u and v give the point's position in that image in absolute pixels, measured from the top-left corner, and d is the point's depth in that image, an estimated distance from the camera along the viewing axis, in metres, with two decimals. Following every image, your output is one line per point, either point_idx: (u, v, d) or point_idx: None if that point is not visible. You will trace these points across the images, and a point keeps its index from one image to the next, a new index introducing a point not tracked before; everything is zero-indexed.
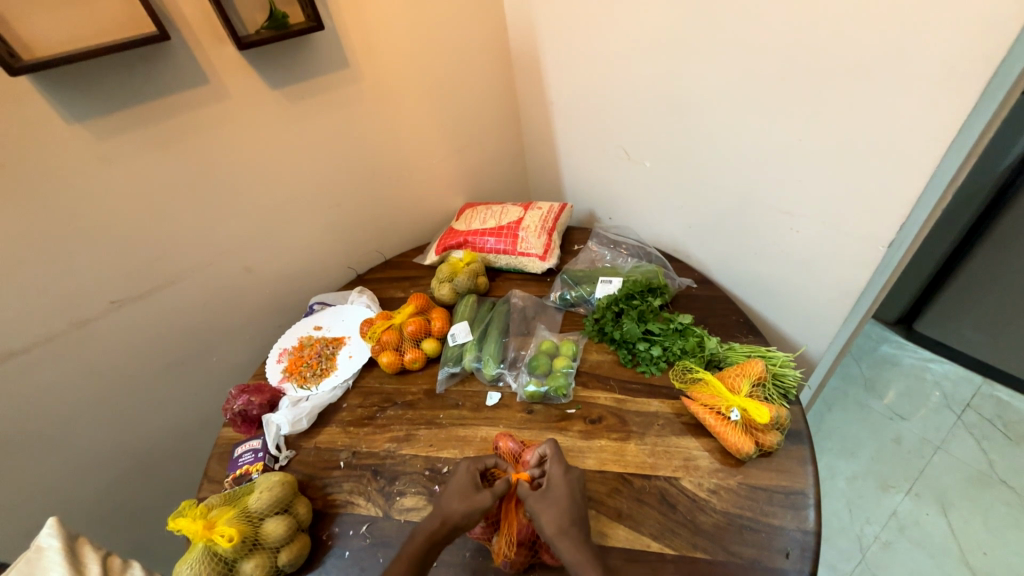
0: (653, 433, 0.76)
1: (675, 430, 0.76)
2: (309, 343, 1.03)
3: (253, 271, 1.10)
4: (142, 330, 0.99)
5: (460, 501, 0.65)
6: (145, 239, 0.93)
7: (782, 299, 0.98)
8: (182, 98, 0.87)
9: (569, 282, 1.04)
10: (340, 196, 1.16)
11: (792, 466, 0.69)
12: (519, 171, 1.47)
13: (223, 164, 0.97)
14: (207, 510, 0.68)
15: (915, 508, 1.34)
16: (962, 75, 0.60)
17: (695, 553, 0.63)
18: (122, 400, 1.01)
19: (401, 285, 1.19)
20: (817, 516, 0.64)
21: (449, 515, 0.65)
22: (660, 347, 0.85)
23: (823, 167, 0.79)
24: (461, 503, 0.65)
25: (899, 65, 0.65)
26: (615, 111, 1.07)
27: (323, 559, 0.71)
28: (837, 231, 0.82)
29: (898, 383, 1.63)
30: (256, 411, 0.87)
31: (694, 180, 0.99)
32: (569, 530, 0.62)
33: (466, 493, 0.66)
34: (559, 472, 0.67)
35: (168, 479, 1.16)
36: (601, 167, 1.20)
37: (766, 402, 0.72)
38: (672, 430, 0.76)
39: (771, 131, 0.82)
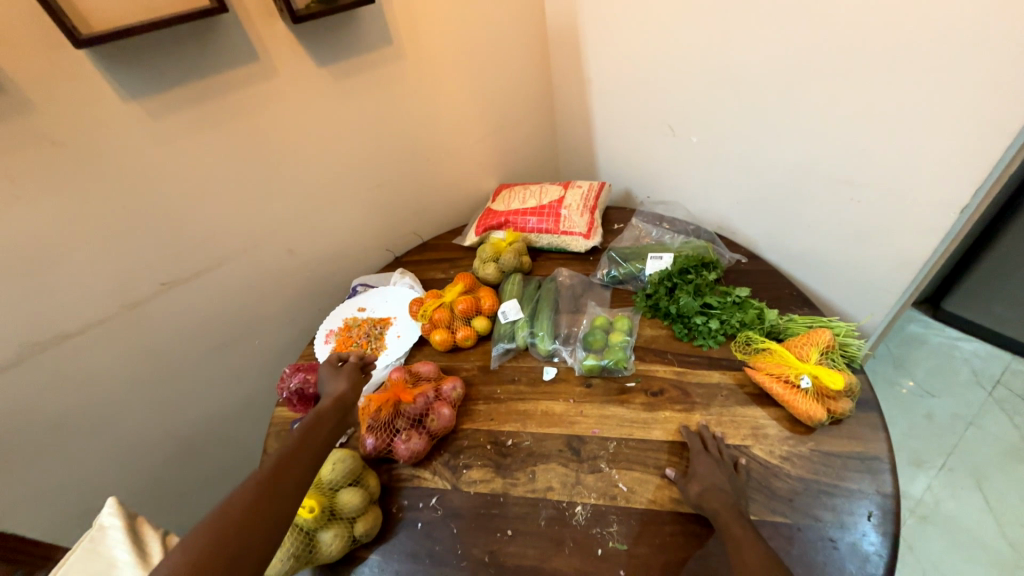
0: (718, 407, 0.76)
1: (736, 400, 0.76)
2: (356, 324, 1.04)
3: (296, 253, 1.10)
4: (191, 313, 0.99)
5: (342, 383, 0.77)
6: (192, 219, 0.93)
7: (833, 273, 0.97)
8: (231, 75, 0.86)
9: (617, 260, 1.04)
10: (379, 177, 1.16)
11: (864, 432, 0.69)
12: (549, 151, 1.46)
13: (269, 145, 0.96)
14: None
15: (950, 482, 1.36)
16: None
17: (775, 517, 0.63)
18: (171, 383, 1.02)
19: (441, 266, 1.19)
20: (894, 480, 0.64)
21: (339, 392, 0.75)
22: (718, 320, 0.84)
23: (891, 135, 0.77)
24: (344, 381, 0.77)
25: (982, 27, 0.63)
26: (658, 87, 1.05)
27: (396, 531, 0.72)
28: (901, 200, 0.81)
29: (928, 361, 1.64)
30: (312, 391, 0.88)
31: (744, 152, 0.97)
32: (711, 495, 0.63)
33: (341, 374, 0.79)
34: (698, 447, 0.70)
35: (215, 461, 1.17)
36: (641, 143, 1.18)
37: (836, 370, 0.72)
38: (736, 404, 0.76)
39: (835, 98, 0.80)
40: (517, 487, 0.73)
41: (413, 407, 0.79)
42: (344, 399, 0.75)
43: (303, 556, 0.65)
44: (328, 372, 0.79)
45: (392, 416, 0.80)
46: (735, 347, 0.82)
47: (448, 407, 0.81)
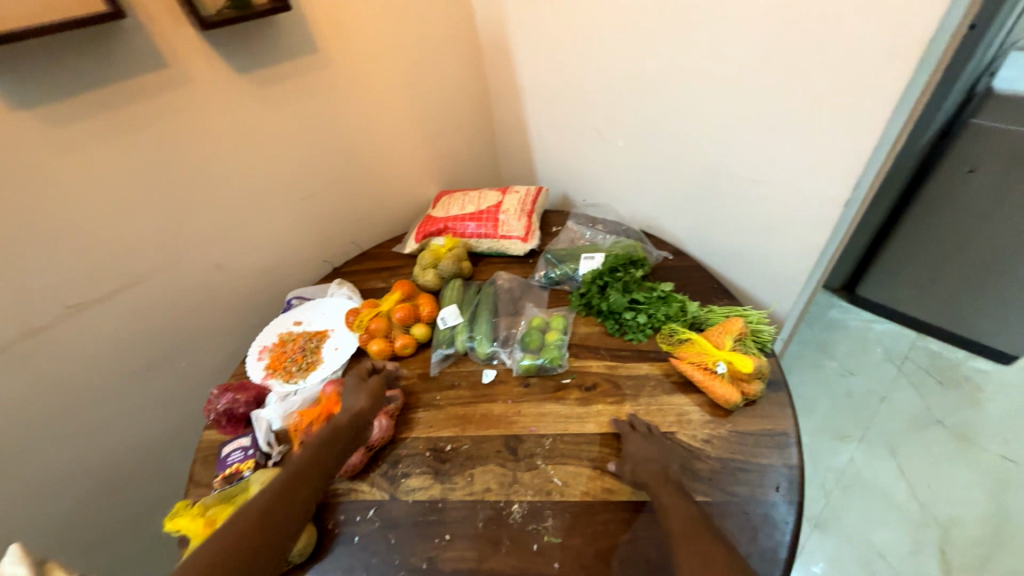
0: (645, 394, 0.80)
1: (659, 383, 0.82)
2: (291, 339, 1.01)
3: (224, 268, 1.05)
4: (105, 336, 0.92)
5: (363, 397, 0.79)
6: (101, 237, 0.87)
7: (750, 266, 1.04)
8: (138, 83, 0.82)
9: (553, 261, 1.07)
10: (313, 187, 1.13)
11: (774, 411, 0.75)
12: (489, 158, 1.48)
13: (187, 155, 0.92)
14: (205, 511, 0.66)
15: (868, 452, 1.49)
16: (901, 49, 0.67)
17: (696, 497, 0.67)
18: (85, 413, 0.94)
19: (382, 274, 1.18)
20: (800, 453, 0.70)
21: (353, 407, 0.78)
22: (646, 314, 0.89)
23: (783, 138, 0.85)
24: (359, 397, 0.79)
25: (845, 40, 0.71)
26: (585, 94, 1.10)
27: (332, 548, 0.70)
28: (797, 196, 0.89)
29: (847, 343, 1.79)
30: (242, 410, 0.85)
31: (664, 155, 1.03)
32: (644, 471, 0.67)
33: (356, 389, 0.81)
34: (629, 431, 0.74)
35: (140, 494, 1.09)
36: (574, 148, 1.22)
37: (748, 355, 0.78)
38: (660, 389, 0.81)
39: (736, 104, 0.87)
40: (456, 491, 0.73)
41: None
42: (362, 415, 0.77)
43: None
44: (350, 384, 0.82)
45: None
46: (660, 339, 0.86)
47: (384, 417, 0.80)
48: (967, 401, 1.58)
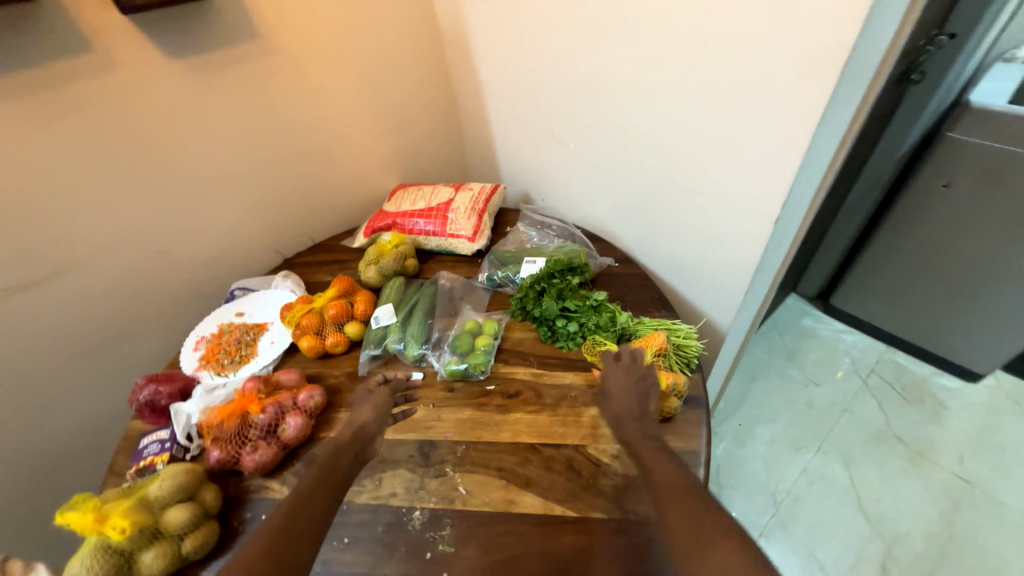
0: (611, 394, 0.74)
1: (623, 377, 0.76)
2: (228, 330, 1.00)
3: (166, 256, 1.04)
4: (37, 321, 0.92)
5: (369, 409, 0.72)
6: (29, 221, 0.85)
7: (694, 278, 1.02)
8: (62, 66, 0.80)
9: (496, 263, 1.06)
10: (260, 177, 1.11)
11: (688, 429, 0.74)
12: (453, 152, 1.46)
13: (120, 141, 0.90)
14: (101, 504, 0.65)
15: (822, 464, 1.48)
16: (825, 64, 0.63)
17: (595, 512, 0.67)
18: (17, 398, 0.94)
19: (330, 268, 1.17)
20: (706, 473, 0.69)
21: (362, 421, 0.70)
22: (576, 323, 0.87)
23: (720, 149, 0.82)
24: (370, 410, 0.72)
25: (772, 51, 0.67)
26: (538, 92, 1.07)
27: (233, 545, 0.70)
28: (733, 210, 0.86)
29: (814, 353, 1.77)
30: (164, 402, 0.85)
31: (612, 159, 1.01)
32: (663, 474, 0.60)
33: (366, 399, 0.74)
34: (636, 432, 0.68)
35: (81, 477, 1.09)
36: (531, 148, 1.20)
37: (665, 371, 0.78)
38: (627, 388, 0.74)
39: (675, 111, 0.84)
40: (362, 494, 0.73)
41: (262, 417, 0.78)
42: (367, 429, 0.69)
43: None
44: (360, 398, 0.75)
45: (240, 427, 0.77)
46: (586, 348, 0.86)
47: (301, 415, 0.80)
48: (929, 418, 1.56)
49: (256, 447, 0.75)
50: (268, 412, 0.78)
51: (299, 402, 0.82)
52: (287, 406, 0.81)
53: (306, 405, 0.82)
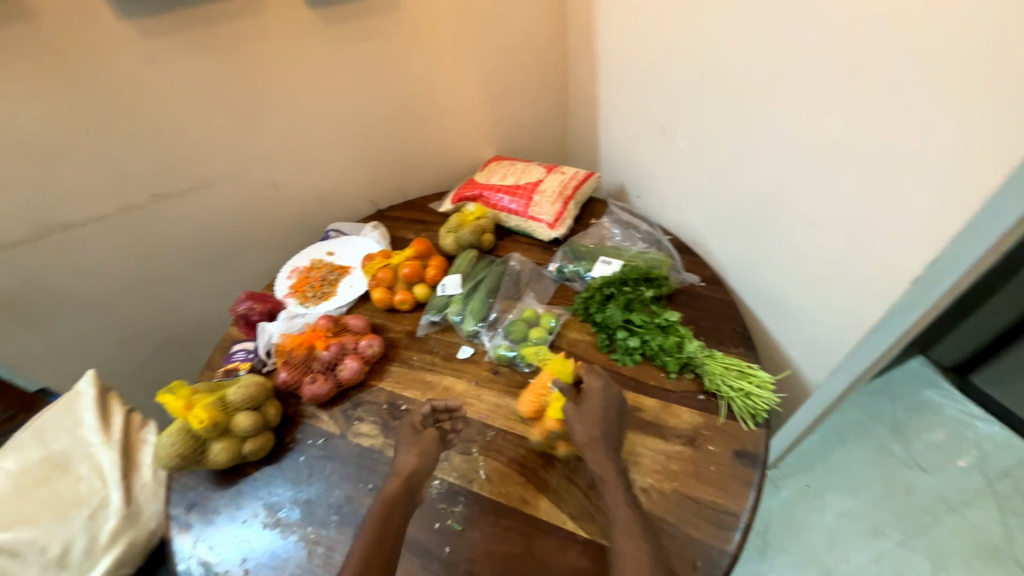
0: (587, 437, 0.66)
1: (591, 414, 0.68)
2: (318, 266, 1.11)
3: (280, 189, 1.17)
4: (178, 224, 1.10)
5: (411, 455, 0.69)
6: (181, 140, 1.00)
7: (788, 321, 0.88)
8: (222, 6, 0.90)
9: (570, 256, 1.02)
10: (368, 129, 1.18)
11: (734, 487, 0.66)
12: (557, 129, 1.40)
13: (258, 80, 1.00)
14: (193, 393, 0.77)
15: (901, 560, 1.27)
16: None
17: (605, 541, 0.63)
18: (156, 284, 1.14)
19: (414, 227, 1.22)
20: (742, 540, 0.62)
21: (406, 466, 0.68)
22: (638, 339, 0.82)
23: (854, 178, 0.67)
24: (413, 452, 0.69)
25: (959, 69, 0.52)
26: (657, 81, 0.97)
27: (281, 458, 0.79)
28: (857, 255, 0.71)
29: (930, 433, 1.48)
30: (256, 318, 0.98)
31: (724, 166, 0.89)
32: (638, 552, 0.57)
33: (410, 440, 0.71)
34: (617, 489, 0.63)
35: (193, 360, 1.31)
36: (637, 140, 1.11)
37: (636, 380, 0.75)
38: (601, 430, 0.67)
39: (811, 124, 0.70)
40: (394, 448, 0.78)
41: (325, 353, 0.86)
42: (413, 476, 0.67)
43: (193, 458, 0.74)
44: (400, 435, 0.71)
45: (307, 357, 0.86)
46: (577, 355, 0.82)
47: (357, 361, 0.86)
48: None
49: (316, 378, 0.84)
50: (332, 351, 0.86)
51: (360, 348, 0.88)
52: (349, 348, 0.88)
53: (365, 352, 0.88)
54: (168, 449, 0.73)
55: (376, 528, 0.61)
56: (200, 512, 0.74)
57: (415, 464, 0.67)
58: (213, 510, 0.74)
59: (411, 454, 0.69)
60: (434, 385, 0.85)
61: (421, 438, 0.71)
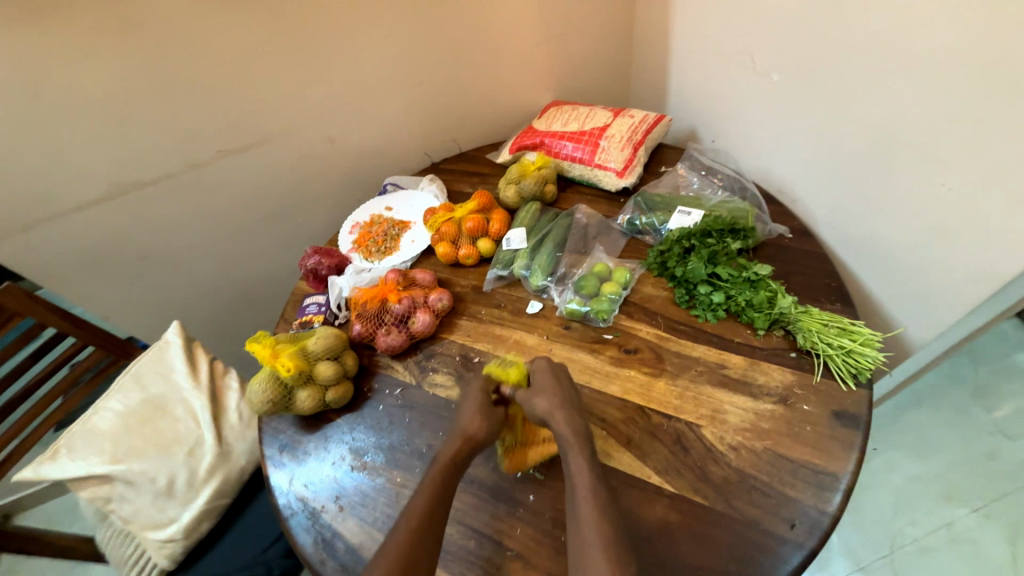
0: (547, 406, 0.67)
1: (553, 386, 0.69)
2: (378, 221, 1.09)
3: (337, 142, 1.14)
4: (241, 180, 1.10)
5: (473, 419, 0.69)
6: (241, 91, 0.98)
7: (894, 271, 0.81)
8: None
9: (642, 207, 0.96)
10: (423, 75, 1.12)
11: (833, 447, 0.63)
12: (618, 71, 1.30)
13: (314, 22, 0.96)
14: (276, 342, 0.80)
15: (977, 527, 1.20)
16: None
17: (694, 496, 0.62)
18: (225, 240, 1.17)
19: (471, 180, 1.18)
20: (842, 502, 0.59)
21: (470, 434, 0.68)
22: (723, 294, 0.77)
23: (1011, 104, 0.59)
24: (479, 422, 0.68)
25: None
26: (748, 3, 0.86)
27: (361, 406, 0.82)
28: (1000, 195, 0.63)
29: (1018, 398, 1.37)
30: (324, 273, 0.98)
31: (827, 101, 0.79)
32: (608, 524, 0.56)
33: (480, 408, 0.70)
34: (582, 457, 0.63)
35: (260, 314, 1.37)
36: (716, 76, 1.00)
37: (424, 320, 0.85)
38: (561, 401, 0.68)
39: (960, 44, 0.61)
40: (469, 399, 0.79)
41: (398, 307, 0.86)
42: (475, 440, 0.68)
43: (282, 403, 0.78)
44: (469, 397, 0.72)
45: (379, 310, 0.87)
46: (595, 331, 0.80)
47: (429, 314, 0.86)
48: None
49: (391, 330, 0.85)
50: (405, 304, 0.87)
51: (431, 302, 0.89)
52: (422, 302, 0.89)
53: (437, 306, 0.88)
54: (259, 395, 0.76)
55: (432, 497, 0.62)
56: (291, 453, 0.79)
57: (476, 429, 0.68)
58: (303, 452, 0.78)
59: (472, 420, 0.69)
60: (506, 339, 0.85)
61: (482, 404, 0.70)
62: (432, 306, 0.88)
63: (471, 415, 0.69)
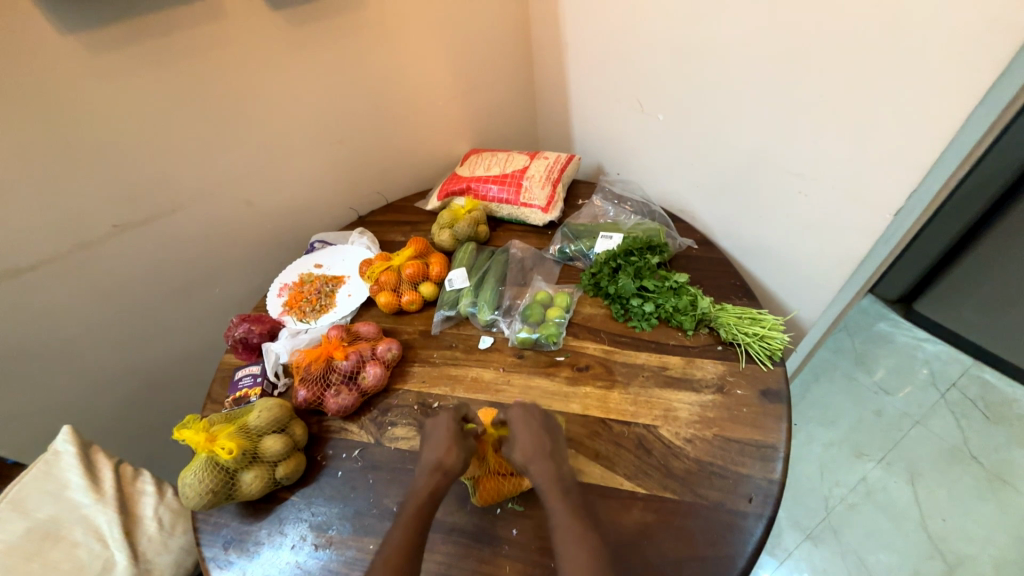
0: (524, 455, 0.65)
1: (531, 429, 0.69)
2: (310, 279, 1.05)
3: (255, 205, 1.10)
4: (145, 256, 1.00)
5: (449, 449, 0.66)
6: (142, 161, 0.92)
7: (780, 267, 0.97)
8: (178, 13, 0.84)
9: (570, 236, 1.04)
10: (342, 133, 1.14)
11: (767, 422, 0.72)
12: (525, 118, 1.43)
13: (223, 89, 0.94)
14: (210, 425, 0.72)
15: (884, 476, 1.39)
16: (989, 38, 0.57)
17: (664, 493, 0.66)
18: (128, 323, 1.04)
19: (402, 228, 1.19)
20: (784, 468, 0.67)
21: (446, 467, 0.65)
22: (653, 303, 0.86)
23: (835, 130, 0.76)
24: (453, 453, 0.66)
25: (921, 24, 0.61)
26: (627, 61, 1.02)
27: (317, 477, 0.76)
28: (842, 197, 0.80)
29: (888, 360, 1.65)
30: (256, 340, 0.92)
31: (704, 135, 0.95)
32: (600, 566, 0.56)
33: (452, 440, 0.68)
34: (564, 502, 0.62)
35: (173, 401, 1.21)
36: (612, 120, 1.15)
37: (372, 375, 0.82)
38: (540, 445, 0.67)
39: (793, 86, 0.78)
40: None
41: (346, 363, 0.82)
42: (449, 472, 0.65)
43: (224, 492, 0.70)
44: (439, 429, 0.69)
45: (325, 370, 0.82)
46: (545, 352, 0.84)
47: (380, 365, 0.84)
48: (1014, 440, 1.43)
49: (342, 389, 0.81)
50: (354, 358, 0.83)
51: (380, 351, 0.86)
52: (371, 353, 0.86)
53: (387, 355, 0.86)
54: (196, 487, 0.68)
55: (415, 531, 0.60)
56: (241, 547, 0.70)
57: (452, 459, 0.65)
58: (254, 543, 0.70)
59: (443, 451, 0.67)
60: (463, 378, 0.85)
61: (452, 434, 0.68)
62: (381, 356, 0.86)
63: (446, 444, 0.67)
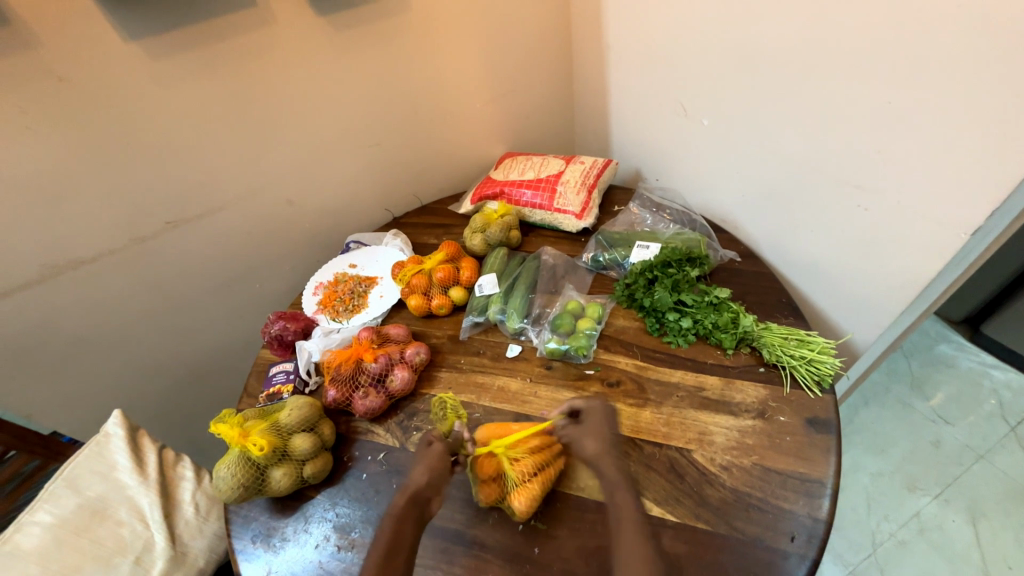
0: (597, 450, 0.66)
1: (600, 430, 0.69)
2: (344, 279, 1.07)
3: (295, 205, 1.13)
4: (193, 251, 1.04)
5: (422, 470, 0.66)
6: (193, 161, 0.96)
7: (833, 285, 0.91)
8: (229, 21, 0.87)
9: (604, 244, 1.01)
10: (381, 135, 1.15)
11: (814, 454, 0.67)
12: (562, 121, 1.40)
13: (268, 93, 0.97)
14: (243, 420, 0.74)
15: (941, 513, 1.28)
16: None
17: (697, 523, 0.63)
18: (175, 315, 1.09)
19: (435, 231, 1.19)
20: (832, 506, 0.62)
21: (412, 486, 0.65)
22: (691, 319, 0.82)
23: (905, 139, 0.69)
24: (420, 470, 0.67)
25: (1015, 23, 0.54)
26: (671, 64, 0.98)
27: (343, 477, 0.77)
28: (909, 213, 0.73)
29: (949, 386, 1.52)
30: (290, 337, 0.94)
31: (753, 143, 0.90)
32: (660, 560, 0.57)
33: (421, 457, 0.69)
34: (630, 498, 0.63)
35: (215, 390, 1.26)
36: (653, 124, 1.11)
37: (400, 380, 0.83)
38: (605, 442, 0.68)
39: (855, 91, 0.72)
40: None
41: (374, 365, 0.83)
42: (420, 495, 0.65)
43: (254, 487, 0.71)
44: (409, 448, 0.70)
45: (354, 372, 0.83)
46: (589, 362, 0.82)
47: (407, 369, 0.84)
48: None
49: (369, 392, 0.81)
50: (380, 363, 0.84)
51: (408, 356, 0.87)
52: (399, 357, 0.86)
53: (415, 360, 0.86)
54: (229, 481, 0.70)
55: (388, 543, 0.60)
56: (267, 542, 0.71)
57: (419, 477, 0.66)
58: (280, 539, 0.71)
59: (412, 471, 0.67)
60: (489, 386, 0.84)
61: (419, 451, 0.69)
62: (408, 361, 0.86)
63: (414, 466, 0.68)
